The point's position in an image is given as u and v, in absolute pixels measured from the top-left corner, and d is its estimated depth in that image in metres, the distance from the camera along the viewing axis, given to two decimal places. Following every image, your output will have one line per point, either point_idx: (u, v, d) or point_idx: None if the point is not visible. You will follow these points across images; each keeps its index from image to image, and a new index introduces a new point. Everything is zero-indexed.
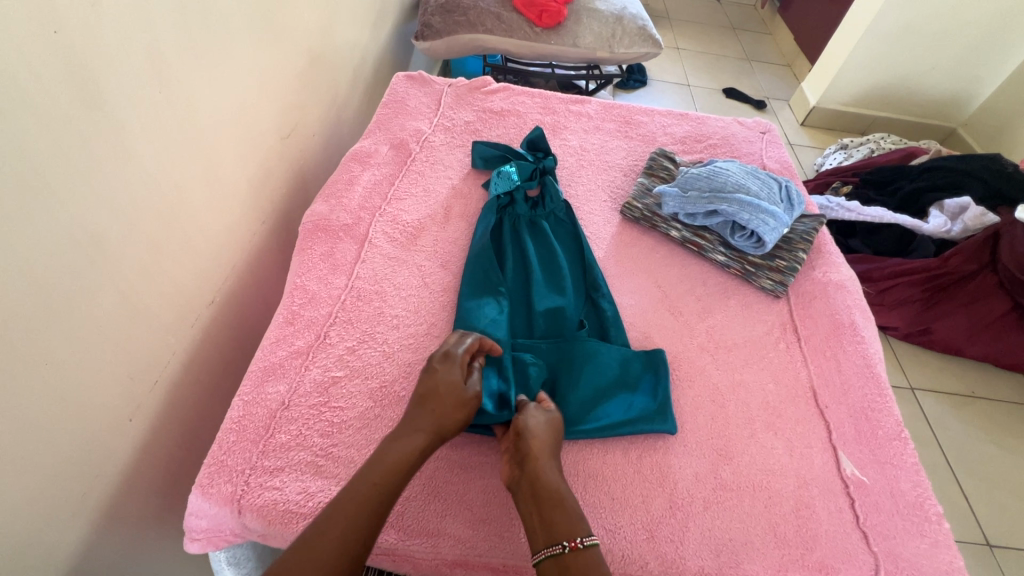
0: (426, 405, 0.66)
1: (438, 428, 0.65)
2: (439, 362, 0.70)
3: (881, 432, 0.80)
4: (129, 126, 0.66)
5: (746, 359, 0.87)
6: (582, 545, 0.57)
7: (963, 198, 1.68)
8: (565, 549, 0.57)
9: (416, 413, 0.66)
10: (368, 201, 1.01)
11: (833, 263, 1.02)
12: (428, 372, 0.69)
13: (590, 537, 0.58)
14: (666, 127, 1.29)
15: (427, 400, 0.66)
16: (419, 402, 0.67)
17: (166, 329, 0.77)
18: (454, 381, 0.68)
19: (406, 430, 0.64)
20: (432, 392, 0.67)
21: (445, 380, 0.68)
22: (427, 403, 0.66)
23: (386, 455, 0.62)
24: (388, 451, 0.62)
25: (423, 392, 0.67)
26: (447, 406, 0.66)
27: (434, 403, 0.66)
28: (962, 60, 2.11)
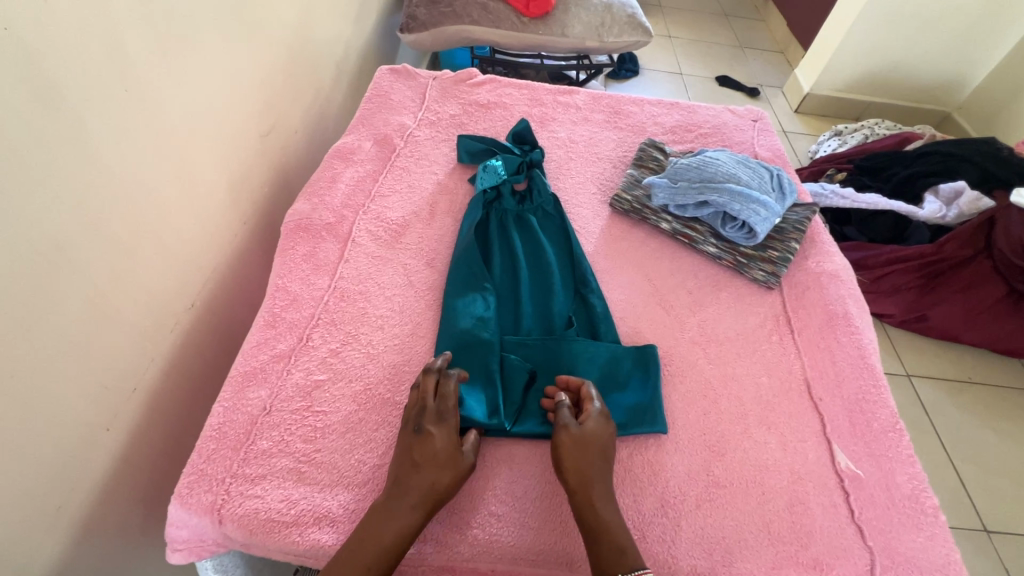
0: (424, 474, 0.62)
1: (436, 499, 0.62)
2: (433, 424, 0.66)
3: (876, 424, 0.78)
4: (91, 128, 0.64)
5: (739, 352, 0.85)
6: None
7: (958, 183, 1.67)
8: None
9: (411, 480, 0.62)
10: (352, 199, 0.99)
11: (826, 253, 1.00)
12: (421, 436, 0.65)
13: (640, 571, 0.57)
14: (656, 117, 1.26)
15: (423, 466, 0.63)
16: (412, 468, 0.63)
17: (143, 336, 0.75)
18: (451, 446, 0.65)
19: (405, 502, 0.61)
20: (429, 459, 0.64)
21: (442, 446, 0.65)
22: (425, 471, 0.63)
23: (384, 530, 0.59)
24: (386, 528, 0.59)
25: (421, 460, 0.63)
26: (446, 473, 0.63)
27: (434, 471, 0.63)
28: (955, 43, 2.08)
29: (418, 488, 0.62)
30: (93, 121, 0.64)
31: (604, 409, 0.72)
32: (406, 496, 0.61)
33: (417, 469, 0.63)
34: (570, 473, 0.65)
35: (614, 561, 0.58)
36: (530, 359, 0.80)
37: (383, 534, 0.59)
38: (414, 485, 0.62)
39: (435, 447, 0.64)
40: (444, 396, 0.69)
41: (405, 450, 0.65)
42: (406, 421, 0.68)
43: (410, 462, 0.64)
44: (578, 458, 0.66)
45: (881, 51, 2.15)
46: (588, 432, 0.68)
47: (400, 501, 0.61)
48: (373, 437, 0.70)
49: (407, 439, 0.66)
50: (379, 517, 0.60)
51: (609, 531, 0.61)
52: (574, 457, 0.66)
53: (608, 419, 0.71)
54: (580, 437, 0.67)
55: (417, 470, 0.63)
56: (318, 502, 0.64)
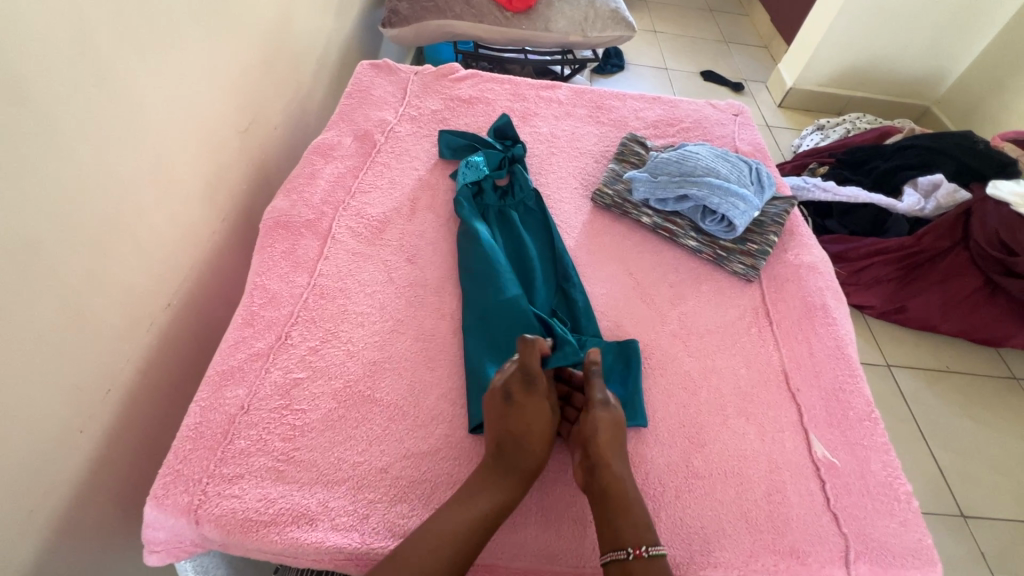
0: (527, 445, 0.67)
1: (534, 468, 0.66)
2: (526, 394, 0.70)
3: (852, 413, 0.80)
4: (63, 125, 0.62)
5: (719, 344, 0.86)
6: (648, 554, 0.59)
7: (936, 176, 1.71)
8: (629, 555, 0.59)
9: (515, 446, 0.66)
10: (332, 195, 0.98)
11: (804, 245, 1.01)
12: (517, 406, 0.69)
13: (655, 547, 0.60)
14: (638, 112, 1.27)
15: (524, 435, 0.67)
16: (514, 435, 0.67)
17: (119, 336, 0.74)
18: (543, 416, 0.70)
19: (513, 466, 0.65)
20: (528, 432, 0.67)
21: (537, 420, 0.69)
22: (525, 442, 0.67)
23: (496, 491, 0.63)
24: (496, 491, 0.63)
25: (521, 429, 0.67)
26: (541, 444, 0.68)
27: (532, 442, 0.67)
28: (934, 38, 2.11)
29: (521, 457, 0.66)
30: (65, 118, 0.62)
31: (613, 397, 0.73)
32: (511, 463, 0.65)
33: (519, 440, 0.67)
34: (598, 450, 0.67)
35: (633, 534, 0.60)
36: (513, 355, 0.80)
37: (492, 496, 0.62)
38: (519, 451, 0.66)
39: (532, 420, 0.68)
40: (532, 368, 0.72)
41: (501, 417, 0.68)
42: (495, 390, 0.71)
43: (511, 433, 0.67)
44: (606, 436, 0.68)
45: (862, 45, 2.17)
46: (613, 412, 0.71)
47: (506, 467, 0.65)
48: (353, 434, 0.70)
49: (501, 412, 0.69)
50: (488, 479, 0.63)
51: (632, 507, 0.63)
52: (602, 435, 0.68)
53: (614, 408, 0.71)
54: (607, 416, 0.70)
55: (517, 440, 0.67)
56: (297, 500, 0.64)
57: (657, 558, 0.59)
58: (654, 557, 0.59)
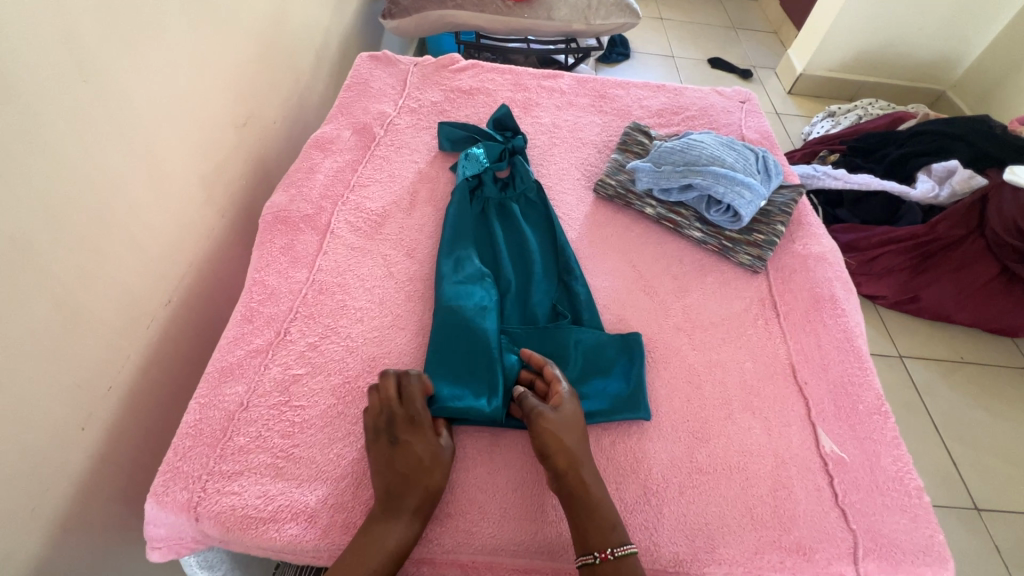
0: (413, 484, 0.62)
1: (429, 503, 0.62)
2: (406, 429, 0.65)
3: (861, 407, 0.78)
4: (50, 120, 0.62)
5: (724, 337, 0.84)
6: (614, 556, 0.58)
7: (951, 162, 1.66)
8: (596, 560, 0.58)
9: (401, 489, 0.61)
10: (330, 189, 0.97)
11: (813, 235, 0.99)
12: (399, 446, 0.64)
13: (622, 547, 0.58)
14: (641, 100, 1.24)
15: (411, 474, 0.62)
16: (400, 478, 0.62)
17: (117, 334, 0.74)
18: (429, 448, 0.65)
19: (401, 510, 0.60)
20: (415, 467, 0.63)
21: (422, 452, 0.64)
22: (409, 483, 0.61)
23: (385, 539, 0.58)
24: (386, 539, 0.58)
25: (406, 470, 0.62)
26: (433, 477, 0.63)
27: (422, 480, 0.62)
28: (950, 19, 2.05)
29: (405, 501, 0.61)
30: (51, 114, 0.62)
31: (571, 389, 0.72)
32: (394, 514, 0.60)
33: (405, 481, 0.62)
34: (564, 453, 0.64)
35: (599, 538, 0.59)
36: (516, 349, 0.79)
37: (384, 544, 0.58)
38: (405, 494, 0.61)
39: (418, 455, 0.64)
40: (409, 399, 0.67)
41: (384, 461, 0.63)
42: (374, 432, 0.66)
43: (396, 474, 0.62)
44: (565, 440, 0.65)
45: (875, 29, 2.11)
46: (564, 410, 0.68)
47: (391, 516, 0.60)
48: (352, 430, 0.69)
49: (388, 449, 0.64)
50: (373, 526, 0.59)
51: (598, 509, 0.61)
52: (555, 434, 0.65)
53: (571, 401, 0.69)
54: (567, 416, 0.67)
55: (402, 479, 0.62)
56: (296, 497, 0.64)
57: (626, 557, 0.58)
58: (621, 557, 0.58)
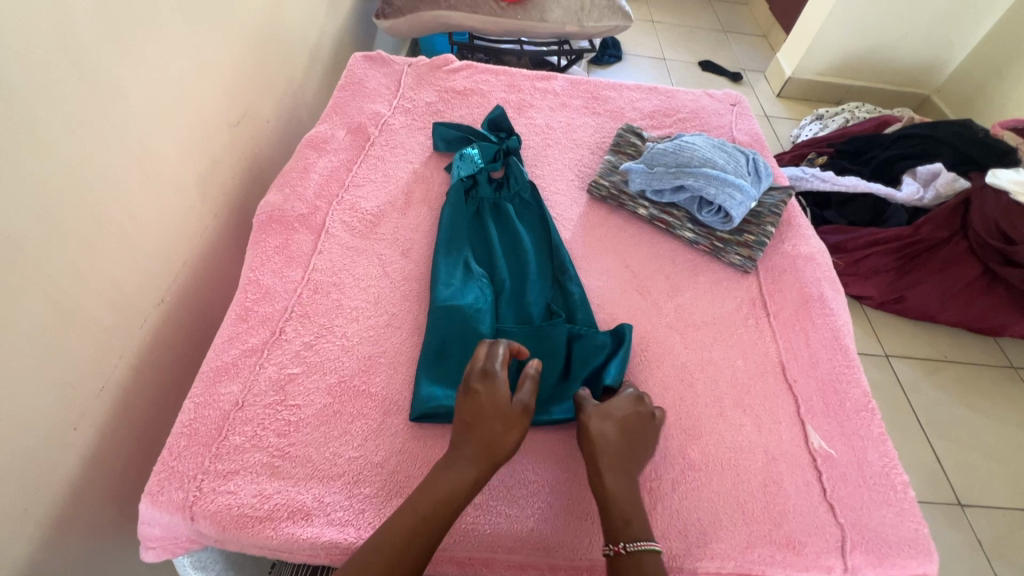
0: (479, 450, 0.61)
1: (489, 458, 0.61)
2: (480, 381, 0.65)
3: (849, 404, 0.80)
4: (44, 117, 0.61)
5: (715, 336, 0.86)
6: (627, 552, 0.57)
7: (935, 165, 1.71)
8: (611, 552, 0.58)
9: (462, 439, 0.62)
10: (325, 189, 0.97)
11: (802, 235, 1.00)
12: (470, 396, 0.64)
13: (638, 543, 0.58)
14: (634, 102, 1.26)
15: (472, 426, 0.62)
16: (464, 427, 0.63)
17: (111, 333, 0.74)
18: (499, 405, 0.63)
19: (456, 460, 0.61)
20: (480, 424, 0.62)
21: (490, 405, 0.63)
22: (468, 433, 0.62)
23: (437, 487, 0.59)
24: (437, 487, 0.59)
25: (470, 420, 0.63)
26: (496, 437, 0.61)
27: (485, 433, 0.62)
28: (934, 26, 2.09)
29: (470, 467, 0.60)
30: (45, 111, 0.61)
31: (637, 393, 0.72)
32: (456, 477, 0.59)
33: (467, 430, 0.62)
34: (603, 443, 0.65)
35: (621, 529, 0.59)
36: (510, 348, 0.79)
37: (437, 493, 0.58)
38: (465, 444, 0.62)
39: (497, 422, 0.62)
40: (493, 355, 0.67)
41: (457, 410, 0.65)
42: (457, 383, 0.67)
43: (459, 426, 0.63)
44: (613, 430, 0.66)
45: (862, 33, 2.15)
46: (625, 403, 0.70)
47: (452, 478, 0.59)
48: (348, 429, 0.70)
49: (473, 406, 0.63)
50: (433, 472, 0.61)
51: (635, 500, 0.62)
52: (602, 426, 0.67)
53: (633, 401, 0.70)
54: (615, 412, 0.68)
55: (470, 442, 0.61)
56: (293, 496, 0.64)
57: (643, 555, 0.57)
58: (640, 554, 0.57)
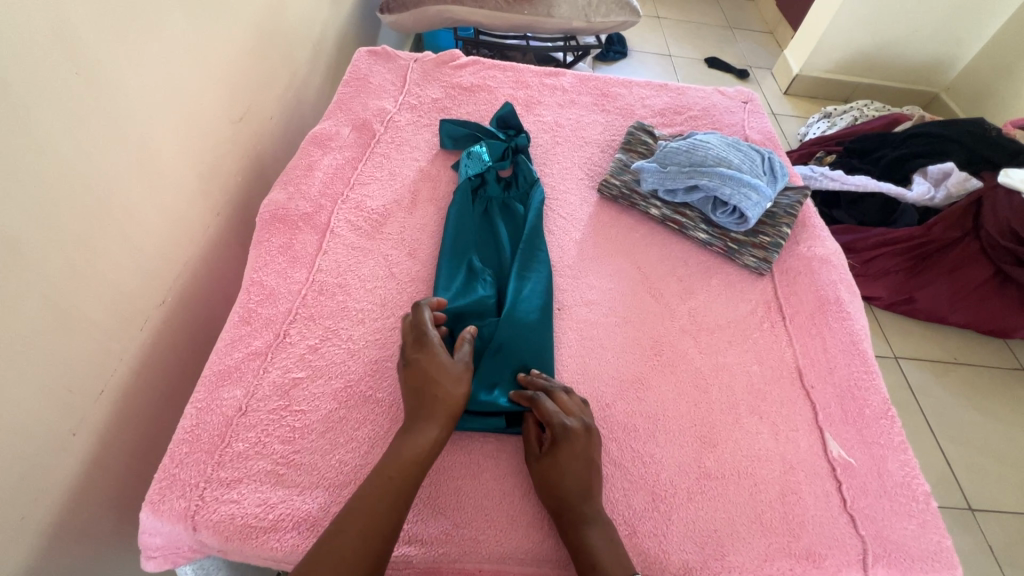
0: (435, 406, 0.65)
1: (443, 413, 0.65)
2: (417, 350, 0.70)
3: (868, 411, 0.77)
4: (41, 113, 0.59)
5: (730, 341, 0.84)
6: None
7: (946, 164, 1.67)
8: None
9: (415, 404, 0.65)
10: (330, 187, 0.95)
11: (818, 237, 0.98)
12: (411, 365, 0.68)
13: None
14: (644, 99, 1.23)
15: (422, 390, 0.66)
16: (414, 395, 0.66)
17: (110, 334, 0.72)
18: (439, 363, 0.68)
19: (414, 424, 0.64)
20: (426, 386, 0.66)
21: (430, 366, 0.68)
22: (418, 396, 0.66)
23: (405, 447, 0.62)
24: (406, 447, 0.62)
25: (416, 386, 0.66)
26: (443, 392, 0.66)
27: (431, 392, 0.66)
28: (945, 22, 2.06)
29: (432, 420, 0.64)
30: (43, 107, 0.59)
31: (586, 421, 0.68)
32: (422, 435, 0.63)
33: (417, 395, 0.66)
34: (573, 496, 0.62)
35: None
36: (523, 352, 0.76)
37: (406, 451, 0.62)
38: (419, 407, 0.65)
39: (440, 379, 0.67)
40: (425, 326, 0.72)
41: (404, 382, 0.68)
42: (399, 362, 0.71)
43: (408, 397, 0.66)
44: (573, 476, 0.63)
45: (871, 30, 2.12)
46: (577, 427, 0.67)
47: (417, 436, 0.63)
48: (354, 436, 0.68)
49: (415, 376, 0.67)
50: (396, 441, 0.63)
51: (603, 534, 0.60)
52: (557, 465, 0.64)
53: (580, 419, 0.68)
54: (575, 457, 0.65)
55: (425, 403, 0.65)
56: (298, 506, 0.62)
57: None
58: None
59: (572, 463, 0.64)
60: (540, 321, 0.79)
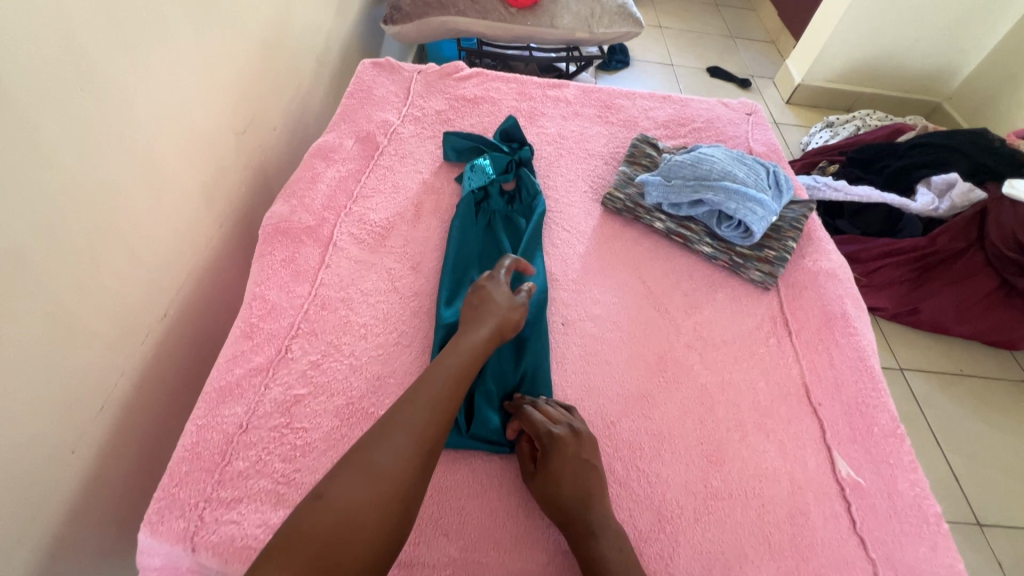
0: (493, 318, 0.71)
1: (500, 327, 0.71)
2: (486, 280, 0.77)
3: (876, 429, 0.76)
4: (47, 129, 0.59)
5: (736, 357, 0.83)
6: None
7: (951, 174, 1.66)
8: None
9: (476, 315, 0.71)
10: (333, 200, 0.95)
11: (823, 250, 0.98)
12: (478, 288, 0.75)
13: None
14: (647, 111, 1.23)
15: (484, 306, 0.72)
16: (476, 309, 0.72)
17: (112, 349, 0.71)
18: (506, 292, 0.75)
19: (473, 330, 0.70)
20: (489, 305, 0.73)
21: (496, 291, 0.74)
22: (479, 311, 0.72)
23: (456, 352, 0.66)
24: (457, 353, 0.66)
25: (480, 304, 0.73)
26: (504, 311, 0.72)
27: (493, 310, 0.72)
28: (946, 32, 2.06)
29: (486, 324, 0.70)
30: (50, 123, 0.59)
31: (576, 426, 0.68)
32: (474, 334, 0.69)
33: (478, 309, 0.72)
34: (573, 506, 0.62)
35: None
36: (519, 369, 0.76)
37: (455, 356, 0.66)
38: (479, 319, 0.71)
39: (503, 301, 0.73)
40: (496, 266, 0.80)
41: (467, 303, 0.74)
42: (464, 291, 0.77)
43: (472, 311, 0.73)
44: (569, 484, 0.63)
45: (872, 40, 2.13)
46: (565, 430, 0.67)
47: (471, 338, 0.68)
48: None
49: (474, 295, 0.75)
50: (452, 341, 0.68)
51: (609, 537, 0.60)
52: (552, 475, 0.64)
53: (568, 423, 0.68)
54: (569, 465, 0.64)
55: (482, 313, 0.72)
56: None
57: None
58: None
59: (565, 471, 0.64)
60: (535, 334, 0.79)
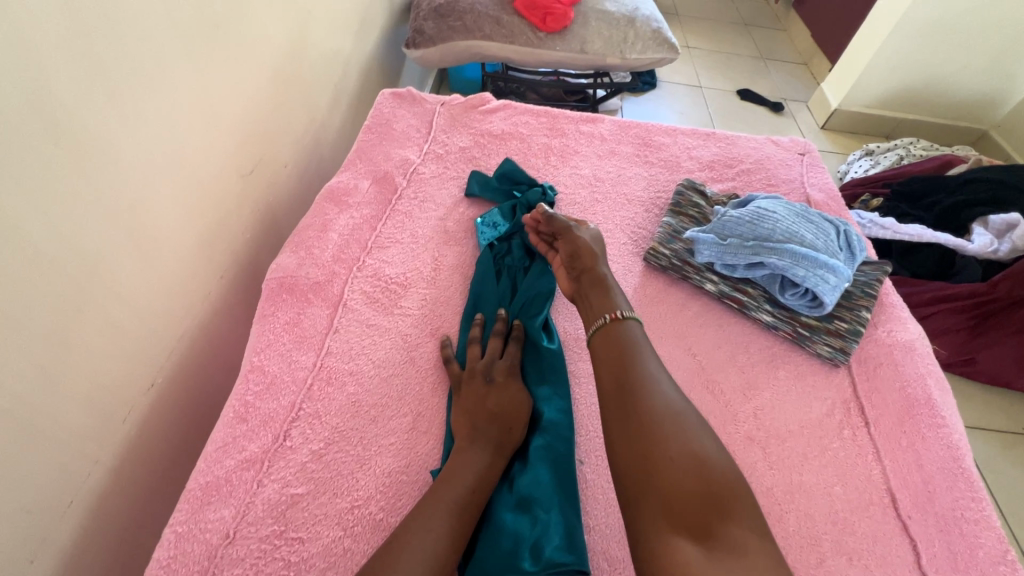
0: (498, 430, 0.64)
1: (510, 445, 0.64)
2: (502, 376, 0.70)
3: (981, 553, 0.63)
4: (11, 198, 0.50)
5: (805, 452, 0.71)
6: (621, 315, 0.69)
7: (1012, 215, 1.52)
8: (607, 320, 0.69)
9: (487, 428, 0.63)
10: (345, 251, 0.85)
11: (898, 319, 0.85)
12: (493, 389, 0.68)
13: (627, 312, 0.70)
14: (691, 149, 1.12)
15: (499, 417, 0.65)
16: (488, 417, 0.64)
17: (85, 435, 0.62)
18: (520, 398, 0.68)
19: (484, 441, 0.62)
20: (502, 414, 0.65)
21: (514, 399, 0.68)
22: (498, 421, 0.65)
23: (465, 467, 0.59)
24: (471, 465, 0.59)
25: (496, 411, 0.65)
26: (515, 422, 0.66)
27: (508, 422, 0.65)
28: (997, 57, 1.91)
29: (482, 446, 0.62)
30: (14, 190, 0.51)
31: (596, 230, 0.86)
32: (471, 458, 0.60)
33: (494, 419, 0.65)
34: (584, 255, 0.79)
35: (608, 307, 0.71)
36: (542, 470, 0.63)
37: (473, 470, 0.59)
38: (490, 430, 0.63)
39: (512, 407, 0.67)
40: (509, 355, 0.73)
41: (477, 399, 0.66)
42: (471, 375, 0.69)
43: (482, 416, 0.64)
44: (582, 246, 0.80)
45: (916, 65, 1.99)
46: (597, 233, 0.84)
47: (485, 458, 0.61)
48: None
49: (478, 397, 0.66)
50: (461, 455, 0.60)
51: (650, 410, 0.57)
52: (578, 240, 0.81)
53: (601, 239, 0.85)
54: (583, 238, 0.81)
55: (492, 427, 0.64)
56: None
57: (629, 318, 0.69)
58: (627, 319, 0.69)
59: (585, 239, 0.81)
60: (565, 421, 0.68)
